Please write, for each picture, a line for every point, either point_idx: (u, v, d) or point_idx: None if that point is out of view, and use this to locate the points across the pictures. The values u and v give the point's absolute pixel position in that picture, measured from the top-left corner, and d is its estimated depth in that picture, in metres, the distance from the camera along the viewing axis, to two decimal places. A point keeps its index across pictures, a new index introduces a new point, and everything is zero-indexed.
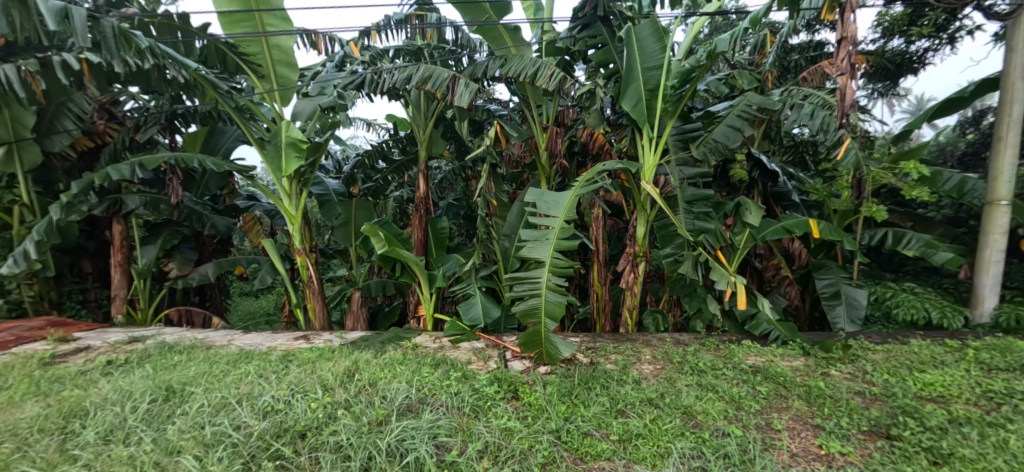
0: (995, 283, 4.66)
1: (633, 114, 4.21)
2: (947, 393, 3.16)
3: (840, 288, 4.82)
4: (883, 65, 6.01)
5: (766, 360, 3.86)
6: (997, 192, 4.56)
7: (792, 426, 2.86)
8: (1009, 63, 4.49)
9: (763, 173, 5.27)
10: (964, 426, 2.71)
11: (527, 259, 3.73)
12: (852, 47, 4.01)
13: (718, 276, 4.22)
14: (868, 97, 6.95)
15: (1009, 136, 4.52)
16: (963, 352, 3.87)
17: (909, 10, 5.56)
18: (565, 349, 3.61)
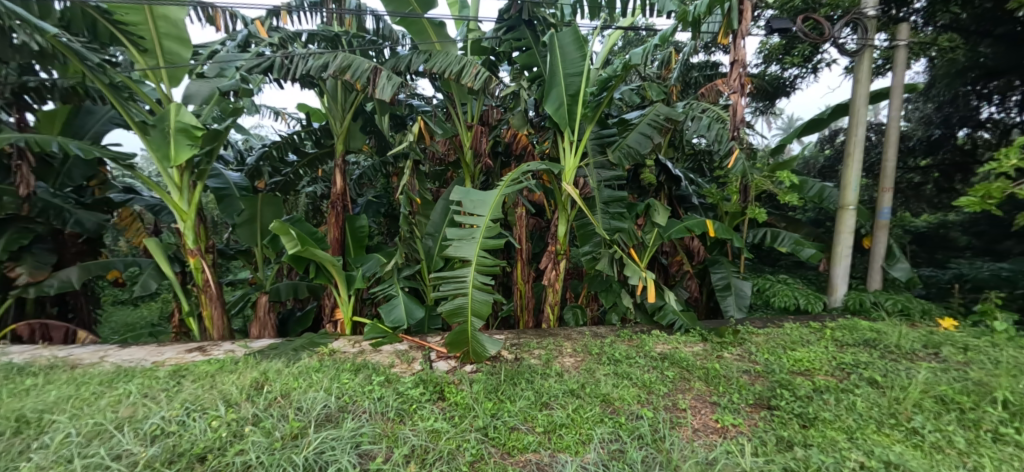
0: (844, 274, 5.61)
1: (554, 117, 4.39)
2: (811, 367, 3.74)
3: (731, 280, 5.47)
4: (764, 87, 6.96)
5: (672, 347, 4.25)
6: (847, 198, 5.50)
7: (694, 404, 3.19)
8: (856, 93, 5.46)
9: (669, 178, 5.83)
10: (825, 393, 3.23)
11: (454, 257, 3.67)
12: (742, 69, 4.57)
13: (632, 272, 4.55)
14: (751, 114, 8.00)
15: (855, 152, 5.48)
16: (823, 332, 4.61)
17: (783, 42, 6.50)
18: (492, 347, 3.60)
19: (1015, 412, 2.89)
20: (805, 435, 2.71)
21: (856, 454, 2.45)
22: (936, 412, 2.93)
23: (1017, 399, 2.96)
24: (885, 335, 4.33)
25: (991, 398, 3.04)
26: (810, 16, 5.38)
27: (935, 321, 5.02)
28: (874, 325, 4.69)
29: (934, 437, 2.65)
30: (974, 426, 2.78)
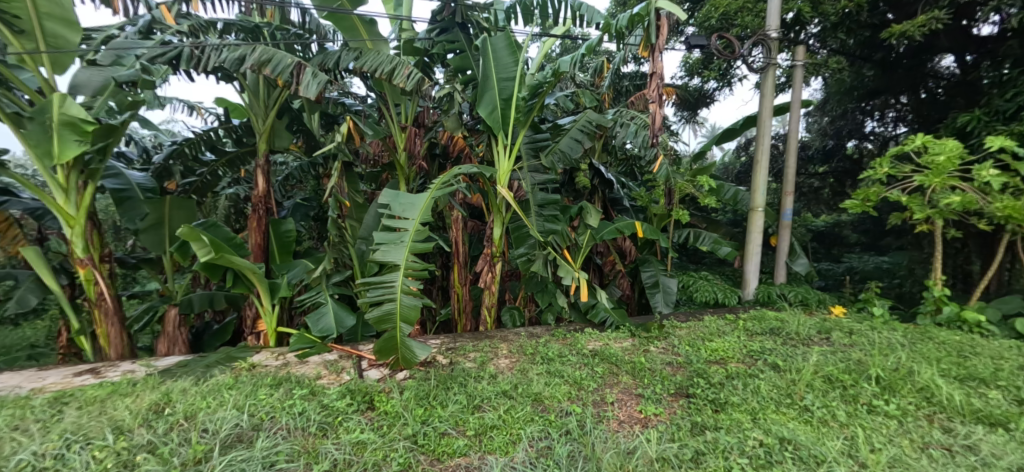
0: (755, 270, 6.11)
1: (488, 121, 4.43)
2: (725, 356, 4.04)
3: (659, 278, 5.79)
4: (687, 97, 7.50)
5: (603, 343, 4.41)
6: (756, 201, 6.02)
7: (620, 397, 3.34)
8: (762, 105, 6.01)
9: (602, 182, 6.08)
10: (735, 379, 3.50)
11: (381, 263, 3.47)
12: (660, 81, 4.83)
13: (565, 273, 4.67)
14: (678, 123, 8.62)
15: (762, 160, 6.01)
16: (737, 323, 5.00)
17: (703, 57, 7.02)
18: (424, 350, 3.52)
19: (886, 386, 3.31)
20: (715, 419, 2.91)
21: (757, 434, 2.69)
22: (824, 390, 3.27)
23: (888, 375, 3.39)
24: (788, 324, 4.79)
25: (867, 375, 3.45)
26: (723, 35, 5.89)
27: (829, 309, 5.63)
28: (780, 315, 5.16)
29: (822, 413, 2.96)
30: (854, 401, 3.14)
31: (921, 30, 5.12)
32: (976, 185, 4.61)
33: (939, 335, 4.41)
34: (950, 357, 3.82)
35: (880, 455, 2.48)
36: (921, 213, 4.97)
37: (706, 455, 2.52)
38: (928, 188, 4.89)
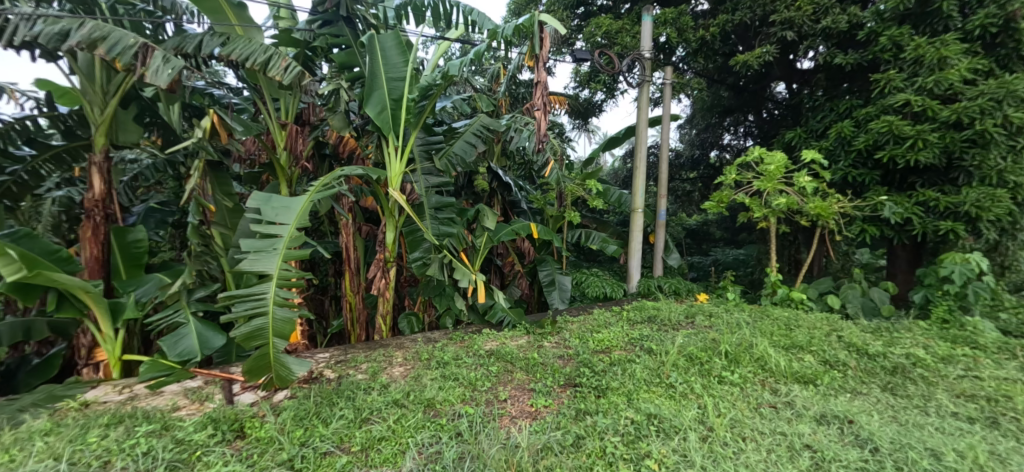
0: (637, 265, 6.68)
1: (377, 121, 4.24)
2: (610, 345, 4.36)
3: (555, 277, 6.18)
4: (578, 107, 8.10)
5: (499, 343, 4.48)
6: (636, 202, 6.59)
7: (513, 393, 3.42)
8: (639, 117, 6.62)
9: (500, 184, 6.25)
10: (616, 365, 3.78)
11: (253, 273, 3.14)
12: (545, 90, 5.00)
13: (461, 276, 4.69)
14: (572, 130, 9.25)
15: (640, 166, 6.59)
16: (620, 314, 5.44)
17: (590, 70, 7.59)
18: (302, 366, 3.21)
19: (732, 359, 3.83)
20: (596, 404, 3.12)
21: (629, 413, 2.95)
22: (686, 367, 3.69)
23: (733, 349, 3.93)
24: (662, 311, 5.34)
25: (719, 351, 3.97)
26: (605, 51, 6.41)
27: (695, 297, 6.38)
28: (656, 305, 5.71)
29: (683, 388, 3.33)
30: (709, 374, 3.59)
31: (757, 60, 6.08)
32: (797, 189, 5.58)
33: (774, 313, 5.23)
34: (779, 330, 4.54)
35: (724, 419, 2.89)
36: (760, 212, 5.86)
37: (585, 438, 2.70)
38: (764, 191, 5.80)
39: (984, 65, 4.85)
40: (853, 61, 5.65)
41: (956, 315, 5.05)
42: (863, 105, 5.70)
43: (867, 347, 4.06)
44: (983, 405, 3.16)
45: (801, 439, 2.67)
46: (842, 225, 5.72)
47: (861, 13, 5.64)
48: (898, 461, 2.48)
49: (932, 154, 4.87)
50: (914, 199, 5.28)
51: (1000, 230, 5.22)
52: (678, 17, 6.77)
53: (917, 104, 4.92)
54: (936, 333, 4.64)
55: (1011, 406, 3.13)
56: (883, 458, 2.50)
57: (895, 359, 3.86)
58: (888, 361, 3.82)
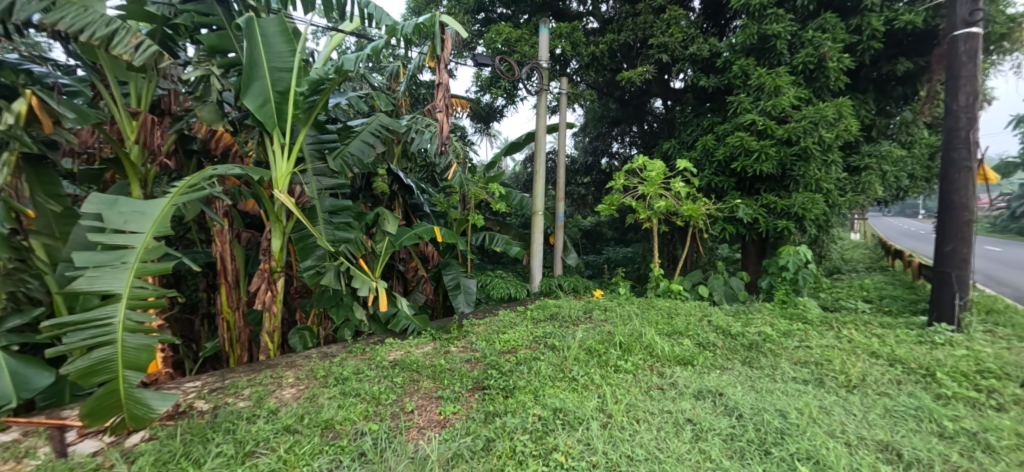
0: (539, 265, 6.86)
1: (258, 115, 3.77)
2: (516, 344, 4.38)
3: (460, 280, 6.09)
4: (479, 111, 8.11)
5: (404, 352, 4.26)
6: (537, 205, 6.75)
7: (420, 403, 3.25)
8: (538, 123, 6.81)
9: (401, 187, 6.02)
10: (522, 364, 3.79)
11: (92, 292, 2.57)
12: (446, 92, 4.89)
13: (361, 283, 4.40)
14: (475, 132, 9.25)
15: (540, 170, 6.77)
16: (525, 313, 5.51)
17: (491, 76, 7.64)
18: (165, 402, 2.63)
19: (626, 349, 4.06)
20: (505, 404, 3.09)
21: (536, 409, 2.96)
22: (586, 360, 3.82)
23: (627, 340, 4.18)
24: (563, 308, 5.55)
25: (614, 342, 4.19)
26: (504, 58, 6.48)
27: (592, 292, 6.73)
28: (557, 302, 5.89)
29: (584, 380, 3.44)
30: (606, 365, 3.76)
31: (639, 78, 6.61)
32: (675, 194, 6.17)
33: (659, 303, 5.71)
34: (664, 320, 4.94)
35: (621, 404, 3.04)
36: (645, 214, 6.36)
37: (495, 441, 2.65)
38: (648, 195, 6.32)
39: (805, 96, 5.74)
40: (714, 84, 6.43)
41: (791, 296, 6.00)
42: (722, 122, 6.48)
43: (730, 328, 4.60)
44: (814, 369, 3.73)
45: (684, 415, 2.91)
46: (708, 224, 6.45)
47: (719, 44, 6.43)
48: (757, 423, 2.80)
49: (771, 166, 5.73)
50: (760, 202, 6.16)
51: (818, 226, 6.29)
52: (572, 32, 7.07)
53: (760, 124, 5.73)
54: (779, 312, 5.44)
55: (832, 367, 3.73)
56: (747, 422, 2.82)
57: (751, 336, 4.43)
58: (745, 338, 4.36)
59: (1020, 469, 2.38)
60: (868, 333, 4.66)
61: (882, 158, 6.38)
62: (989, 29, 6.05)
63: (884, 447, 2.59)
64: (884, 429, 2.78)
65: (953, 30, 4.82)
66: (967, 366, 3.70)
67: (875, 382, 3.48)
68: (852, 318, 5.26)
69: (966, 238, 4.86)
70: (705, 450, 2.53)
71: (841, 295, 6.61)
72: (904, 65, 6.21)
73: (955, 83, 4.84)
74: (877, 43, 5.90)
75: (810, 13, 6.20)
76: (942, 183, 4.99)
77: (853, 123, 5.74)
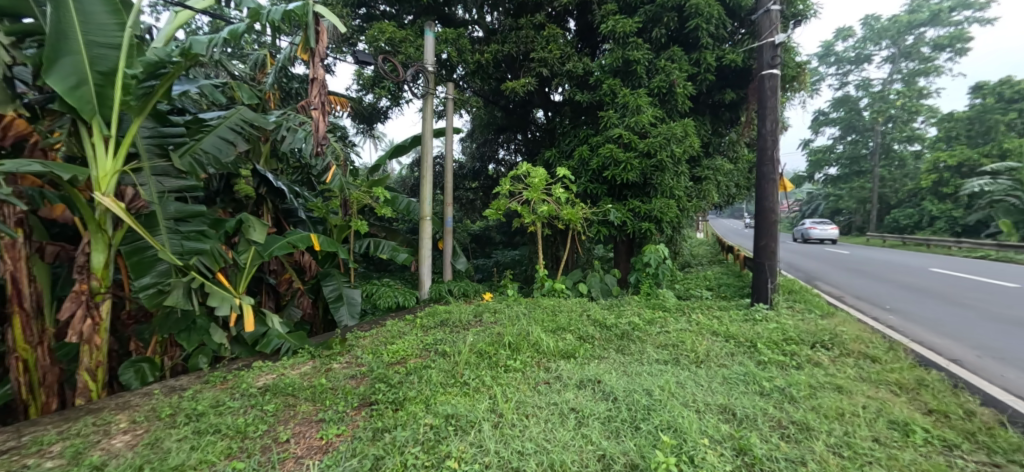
0: (429, 271, 6.67)
1: (68, 99, 3.05)
2: (405, 354, 4.15)
3: (342, 291, 5.66)
4: (361, 111, 7.67)
5: (276, 375, 3.76)
6: (424, 210, 6.56)
7: (297, 430, 2.88)
8: (424, 127, 6.64)
9: (270, 190, 5.43)
10: (412, 374, 3.60)
11: None
12: (322, 89, 4.50)
13: (219, 302, 3.83)
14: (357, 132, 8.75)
15: (427, 174, 6.60)
16: (415, 321, 5.29)
17: (374, 75, 7.26)
18: None
19: (514, 348, 4.10)
20: (394, 418, 2.89)
21: (427, 418, 2.82)
22: (476, 363, 3.78)
23: (515, 339, 4.22)
24: (453, 313, 5.44)
25: (502, 342, 4.22)
26: (387, 57, 6.19)
27: (481, 296, 6.74)
28: (447, 308, 5.78)
29: (475, 383, 3.39)
30: (496, 366, 3.76)
31: (522, 89, 6.82)
32: (556, 199, 6.48)
33: (544, 302, 5.91)
34: (548, 317, 5.12)
35: (511, 402, 3.04)
36: (529, 218, 6.58)
37: (384, 458, 2.45)
38: (532, 200, 6.54)
39: (660, 115, 6.46)
40: (588, 100, 6.92)
41: (654, 288, 6.68)
42: (595, 134, 7.00)
43: (605, 321, 4.95)
44: (671, 350, 4.16)
45: (568, 405, 3.01)
46: (585, 227, 6.88)
47: (591, 63, 6.93)
48: (628, 403, 3.02)
49: (636, 175, 6.32)
50: (627, 207, 6.76)
51: (672, 227, 7.10)
52: (457, 38, 7.02)
53: (625, 137, 6.30)
54: (645, 303, 6.01)
55: (685, 347, 4.21)
56: (620, 403, 3.02)
57: (622, 326, 4.81)
58: (617, 329, 4.73)
59: (812, 413, 2.92)
60: (712, 316, 5.37)
61: (717, 171, 7.51)
62: (784, 72, 7.47)
63: (723, 409, 2.98)
64: (723, 394, 3.19)
65: (761, 70, 5.82)
66: (775, 336, 4.46)
67: (716, 356, 4.00)
68: (698, 304, 6.03)
69: (773, 235, 5.87)
70: (587, 434, 2.64)
71: (691, 285, 7.55)
72: (730, 95, 7.37)
73: (763, 111, 5.82)
74: (710, 75, 6.91)
75: (663, 45, 7.00)
76: (756, 191, 5.97)
77: (696, 140, 6.63)
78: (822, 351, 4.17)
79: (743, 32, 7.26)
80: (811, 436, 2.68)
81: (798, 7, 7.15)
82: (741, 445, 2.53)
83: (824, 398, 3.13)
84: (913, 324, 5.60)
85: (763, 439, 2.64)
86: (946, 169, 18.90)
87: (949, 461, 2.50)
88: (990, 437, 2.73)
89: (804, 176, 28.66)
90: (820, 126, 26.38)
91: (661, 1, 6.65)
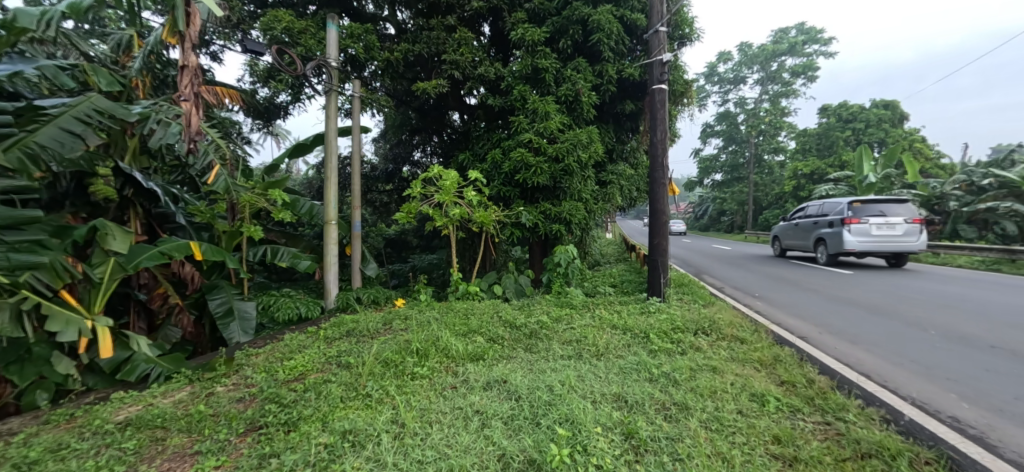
0: (335, 279, 6.27)
1: None
2: (305, 369, 3.86)
3: (232, 304, 5.14)
4: (254, 106, 7.05)
5: (142, 406, 3.28)
6: (329, 214, 6.16)
7: (165, 466, 2.54)
8: (327, 126, 6.26)
9: (138, 191, 4.78)
10: (309, 390, 3.34)
11: None
12: (196, 77, 4.22)
13: (62, 326, 3.39)
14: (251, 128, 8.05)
15: (332, 176, 6.22)
16: (317, 334, 4.93)
17: (269, 67, 6.71)
18: None
19: (422, 355, 4.00)
20: (284, 441, 2.67)
21: (322, 437, 2.64)
22: (381, 373, 3.62)
23: (424, 345, 4.12)
24: (360, 323, 5.16)
25: (410, 349, 4.09)
26: (284, 48, 5.72)
27: (393, 303, 6.49)
28: (354, 317, 5.47)
29: (379, 394, 3.25)
30: (403, 374, 3.64)
31: (434, 90, 6.70)
32: (467, 202, 6.47)
33: (457, 306, 5.84)
34: (460, 321, 5.08)
35: (414, 411, 2.96)
36: (441, 222, 6.49)
37: None
38: (443, 203, 6.46)
39: (567, 122, 6.72)
40: (499, 104, 7.00)
41: (564, 287, 6.92)
42: (507, 137, 7.10)
43: (515, 321, 5.02)
44: (575, 346, 4.34)
45: (473, 407, 3.00)
46: (498, 230, 6.95)
47: (502, 69, 7.02)
48: (531, 400, 3.09)
49: (545, 179, 6.52)
50: (539, 209, 6.93)
51: (580, 229, 7.42)
52: (365, 33, 6.71)
53: (535, 142, 6.46)
54: (554, 302, 6.21)
55: (587, 342, 4.41)
56: (524, 401, 3.08)
57: (530, 325, 4.91)
58: (526, 328, 4.83)
59: (691, 394, 3.22)
60: (613, 311, 5.71)
61: (620, 176, 8.01)
62: (674, 87, 8.17)
63: (617, 398, 3.17)
64: (617, 383, 3.40)
65: (652, 84, 6.32)
66: (664, 326, 4.86)
67: (614, 348, 4.25)
68: (601, 300, 6.38)
69: (665, 234, 6.39)
70: (488, 435, 2.66)
71: (597, 283, 7.95)
72: (630, 106, 7.90)
73: (656, 122, 6.31)
74: (611, 86, 7.35)
75: (569, 55, 7.32)
76: (649, 194, 6.45)
77: (599, 146, 6.99)
78: (702, 337, 4.62)
79: (639, 50, 7.82)
80: (688, 414, 2.96)
81: (684, 30, 7.86)
82: (629, 430, 2.71)
83: (701, 379, 3.47)
84: (775, 308, 6.46)
85: (648, 422, 2.85)
86: (801, 176, 21.94)
87: (794, 424, 2.90)
88: (822, 400, 3.22)
89: (694, 181, 31.70)
90: (706, 136, 29.41)
91: (567, 13, 6.96)
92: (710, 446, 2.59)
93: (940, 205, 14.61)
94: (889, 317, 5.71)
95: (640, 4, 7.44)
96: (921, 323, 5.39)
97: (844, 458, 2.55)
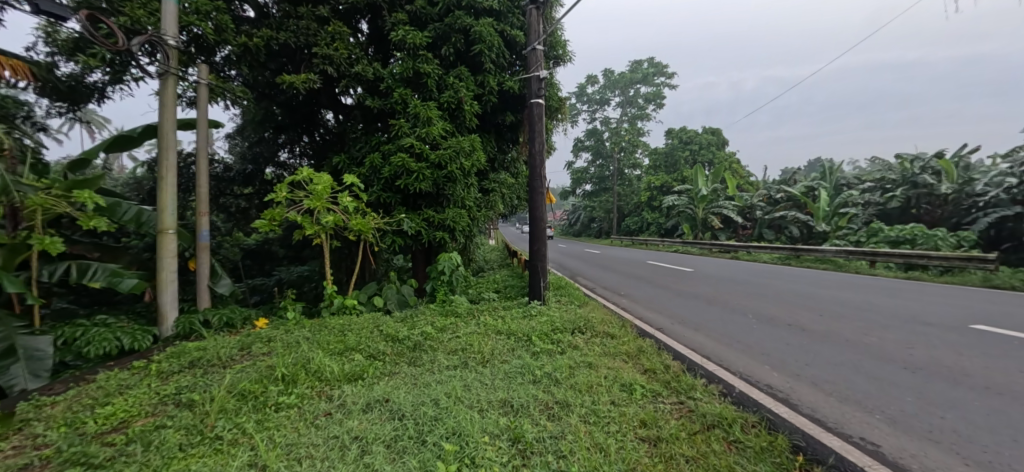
0: (173, 300, 5.24)
1: None
2: (130, 415, 3.11)
3: (14, 342, 4.00)
4: (51, 84, 5.63)
5: None
6: (164, 222, 5.14)
7: None
8: (162, 116, 5.24)
9: None
10: (134, 441, 2.68)
11: None
12: None
13: None
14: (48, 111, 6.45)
15: (168, 176, 5.20)
16: (147, 369, 4.04)
17: (76, 38, 5.42)
18: None
19: (289, 381, 3.50)
20: None
21: None
22: (236, 409, 3.08)
23: (291, 370, 3.60)
24: (208, 351, 4.36)
25: (274, 376, 3.55)
26: (95, 14, 4.58)
27: (252, 324, 5.65)
28: (200, 344, 4.62)
29: (232, 434, 2.74)
30: (264, 406, 3.14)
31: (303, 85, 6.03)
32: (341, 209, 5.93)
33: (330, 322, 5.30)
34: (335, 338, 4.59)
35: (279, 448, 2.55)
36: (312, 230, 5.86)
37: None
38: (314, 210, 5.84)
39: (450, 128, 6.58)
40: (378, 106, 6.59)
41: (448, 296, 6.74)
42: (387, 141, 6.70)
43: (398, 334, 4.71)
44: (461, 355, 4.21)
45: (350, 434, 2.69)
46: (376, 238, 6.50)
47: (381, 69, 6.62)
48: (415, 418, 2.87)
49: (428, 186, 6.30)
50: (421, 216, 6.67)
51: (464, 236, 7.30)
52: (217, 11, 5.80)
53: (416, 147, 6.23)
54: (438, 311, 6.00)
55: (473, 350, 4.31)
56: (407, 420, 2.84)
57: (414, 337, 4.65)
58: (409, 341, 4.55)
59: (573, 392, 3.31)
60: (497, 316, 5.70)
61: (501, 185, 8.08)
62: (550, 103, 8.58)
63: (503, 403, 3.11)
64: (503, 389, 3.35)
65: (531, 98, 6.52)
66: (546, 328, 4.98)
67: (498, 354, 4.22)
68: (486, 306, 6.35)
69: (545, 241, 6.61)
70: (369, 463, 2.39)
71: (481, 290, 7.92)
72: (510, 118, 8.06)
73: (535, 133, 6.50)
74: (493, 96, 7.42)
75: (451, 63, 7.23)
76: (529, 202, 6.62)
77: (483, 154, 6.96)
78: (580, 336, 4.84)
79: (519, 65, 8.05)
80: (569, 411, 3.02)
81: (558, 51, 8.30)
82: (516, 435, 2.66)
83: (580, 376, 3.60)
84: (636, 303, 7.09)
85: (533, 424, 2.84)
86: (654, 188, 24.84)
87: (656, 407, 3.15)
88: (678, 382, 3.57)
89: (568, 191, 33.93)
90: (577, 150, 31.86)
91: (449, 21, 6.88)
92: (590, 439, 2.66)
93: (750, 213, 18.19)
94: (723, 305, 6.64)
95: (520, 21, 7.68)
96: (746, 309, 6.35)
97: (695, 432, 2.82)
